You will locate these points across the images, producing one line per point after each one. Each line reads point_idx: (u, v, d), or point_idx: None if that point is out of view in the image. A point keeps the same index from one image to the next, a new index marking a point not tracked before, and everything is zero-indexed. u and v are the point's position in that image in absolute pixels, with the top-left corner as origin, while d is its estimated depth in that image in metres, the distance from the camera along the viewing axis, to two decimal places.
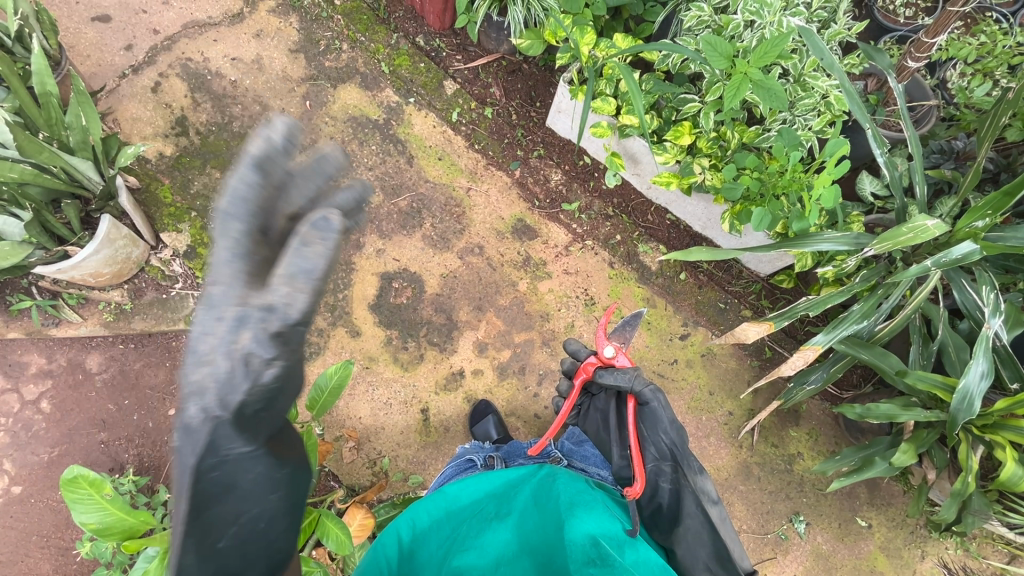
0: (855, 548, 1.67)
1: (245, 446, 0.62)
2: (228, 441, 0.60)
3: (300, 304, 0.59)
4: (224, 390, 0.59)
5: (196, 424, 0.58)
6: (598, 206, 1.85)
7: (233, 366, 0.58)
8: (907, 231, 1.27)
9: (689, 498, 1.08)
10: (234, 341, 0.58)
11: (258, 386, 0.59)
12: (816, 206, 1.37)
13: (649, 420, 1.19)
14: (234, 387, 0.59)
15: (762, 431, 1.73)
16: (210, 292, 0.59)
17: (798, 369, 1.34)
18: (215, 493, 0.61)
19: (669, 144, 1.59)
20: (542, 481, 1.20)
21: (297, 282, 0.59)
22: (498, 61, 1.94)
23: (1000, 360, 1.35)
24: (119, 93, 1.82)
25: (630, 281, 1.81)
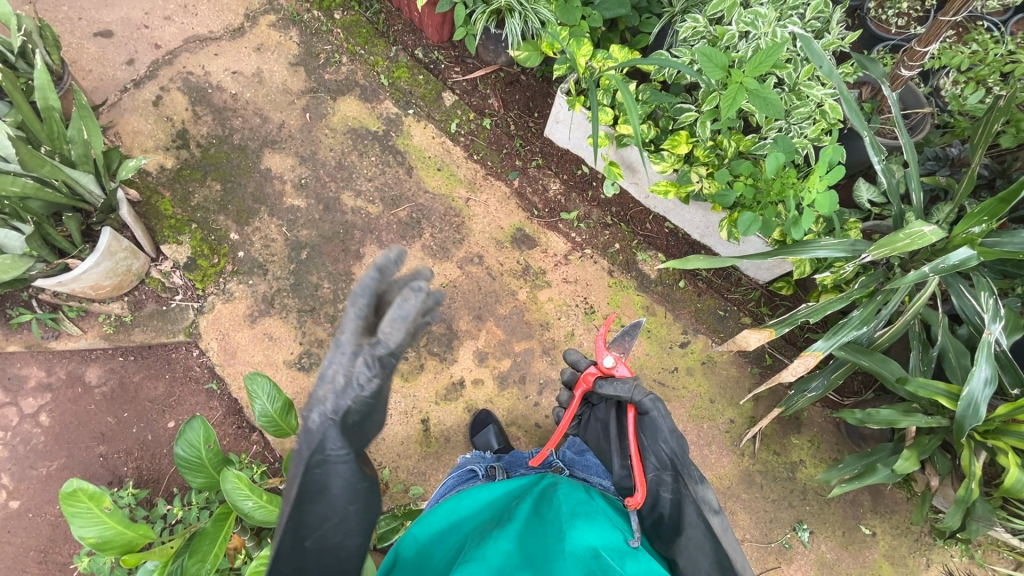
0: (859, 556, 1.66)
1: (341, 449, 0.84)
2: (332, 442, 0.83)
3: (394, 338, 0.89)
4: (338, 399, 0.87)
5: (316, 424, 0.84)
6: (597, 215, 1.86)
7: (346, 381, 0.87)
8: (904, 237, 1.28)
9: (690, 507, 1.08)
10: (350, 365, 0.88)
11: (361, 396, 0.88)
12: (810, 212, 1.38)
13: (648, 430, 1.19)
14: (345, 395, 0.87)
15: (764, 439, 1.72)
16: (338, 333, 0.89)
17: (798, 376, 1.34)
18: (313, 492, 0.80)
19: (666, 153, 1.60)
20: (543, 491, 1.20)
21: (394, 323, 0.89)
22: (496, 73, 1.96)
23: (1000, 365, 1.35)
24: (120, 107, 1.84)
25: (630, 289, 1.81)
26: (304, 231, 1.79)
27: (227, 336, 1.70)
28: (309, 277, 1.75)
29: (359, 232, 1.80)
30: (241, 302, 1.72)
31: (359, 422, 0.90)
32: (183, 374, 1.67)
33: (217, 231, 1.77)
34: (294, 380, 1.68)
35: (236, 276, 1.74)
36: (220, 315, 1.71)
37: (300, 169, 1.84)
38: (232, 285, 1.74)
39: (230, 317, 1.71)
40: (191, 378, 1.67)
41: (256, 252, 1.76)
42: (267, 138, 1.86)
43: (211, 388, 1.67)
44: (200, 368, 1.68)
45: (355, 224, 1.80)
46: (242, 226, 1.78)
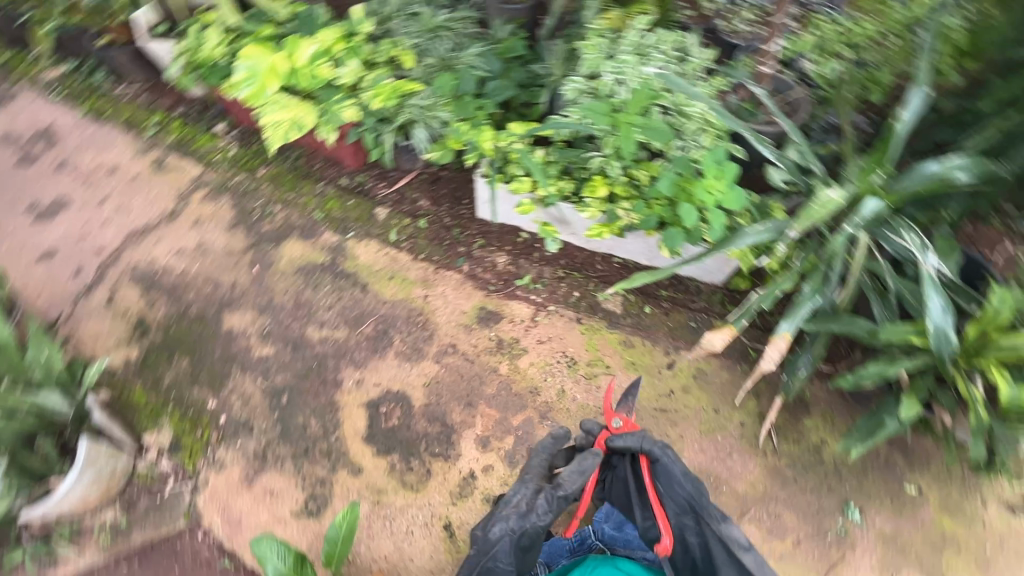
0: (916, 518, 1.62)
1: (508, 564, 1.26)
2: (502, 557, 1.26)
3: (573, 485, 1.34)
4: (518, 520, 1.30)
5: (496, 536, 1.27)
6: (549, 271, 1.93)
7: (526, 509, 1.32)
8: (817, 209, 1.37)
9: (722, 549, 1.19)
10: (533, 500, 1.34)
11: (534, 527, 1.30)
12: (719, 211, 1.49)
13: (664, 478, 1.27)
14: (524, 518, 1.30)
15: (779, 431, 1.71)
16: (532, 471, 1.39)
17: (777, 360, 1.41)
18: None
19: (589, 200, 1.72)
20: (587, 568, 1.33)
21: (574, 475, 1.35)
22: (419, 176, 2.10)
23: (953, 290, 1.41)
24: (77, 317, 1.89)
25: (601, 329, 1.86)
26: (279, 376, 1.81)
27: (228, 506, 1.65)
28: (295, 419, 1.75)
29: (332, 360, 1.83)
30: (234, 466, 1.70)
31: (528, 546, 1.30)
32: (192, 562, 1.60)
33: (194, 404, 1.77)
34: (307, 529, 1.62)
35: (223, 441, 1.73)
36: (217, 487, 1.67)
37: (261, 319, 1.89)
38: (222, 452, 1.72)
39: (227, 486, 1.68)
40: (201, 562, 1.60)
41: (238, 411, 1.76)
42: (223, 300, 1.92)
43: (224, 566, 1.60)
44: (208, 549, 1.62)
45: (326, 354, 1.83)
46: (217, 391, 1.79)
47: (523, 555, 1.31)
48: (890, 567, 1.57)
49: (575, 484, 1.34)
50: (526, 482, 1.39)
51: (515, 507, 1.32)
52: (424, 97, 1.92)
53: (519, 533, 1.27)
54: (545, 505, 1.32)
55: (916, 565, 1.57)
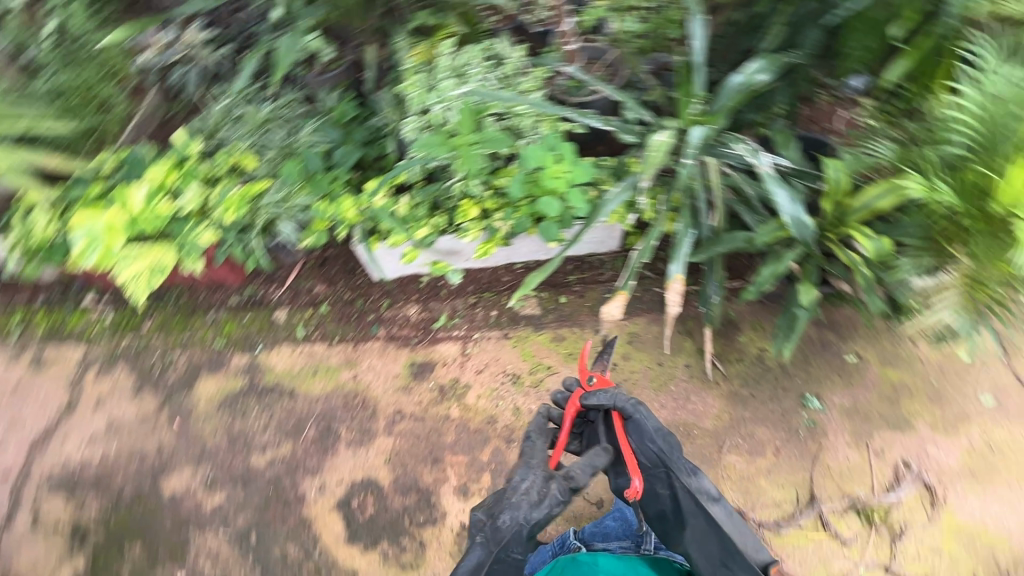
0: (866, 382, 1.71)
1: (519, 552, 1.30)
2: (513, 547, 1.28)
3: (584, 476, 1.32)
4: (529, 510, 1.29)
5: (507, 525, 1.27)
6: (462, 302, 1.94)
7: (537, 499, 1.31)
8: (651, 155, 1.44)
9: (689, 497, 1.30)
10: (546, 489, 1.32)
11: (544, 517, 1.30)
12: (575, 189, 1.51)
13: (635, 433, 1.38)
14: (534, 508, 1.29)
15: (721, 357, 1.78)
16: (538, 460, 1.36)
17: (680, 302, 1.46)
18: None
19: (466, 224, 1.76)
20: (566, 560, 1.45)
21: (585, 468, 1.34)
22: (304, 264, 2.06)
23: (799, 176, 1.50)
24: (5, 554, 1.74)
25: (531, 335, 1.88)
26: (240, 517, 1.72)
27: None
28: (272, 553, 1.67)
29: (288, 478, 1.76)
30: None
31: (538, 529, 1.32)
32: None
33: None
34: None
35: None
36: None
37: (201, 470, 1.80)
38: None
39: None
40: None
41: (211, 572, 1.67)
42: (154, 468, 1.82)
43: None
44: None
45: (279, 475, 1.76)
46: (182, 562, 1.69)
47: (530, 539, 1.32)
48: (862, 435, 1.65)
49: (587, 472, 1.34)
50: (536, 469, 1.36)
51: (526, 495, 1.31)
52: (276, 190, 1.90)
53: (532, 524, 1.27)
54: (557, 498, 1.31)
55: (883, 423, 1.66)
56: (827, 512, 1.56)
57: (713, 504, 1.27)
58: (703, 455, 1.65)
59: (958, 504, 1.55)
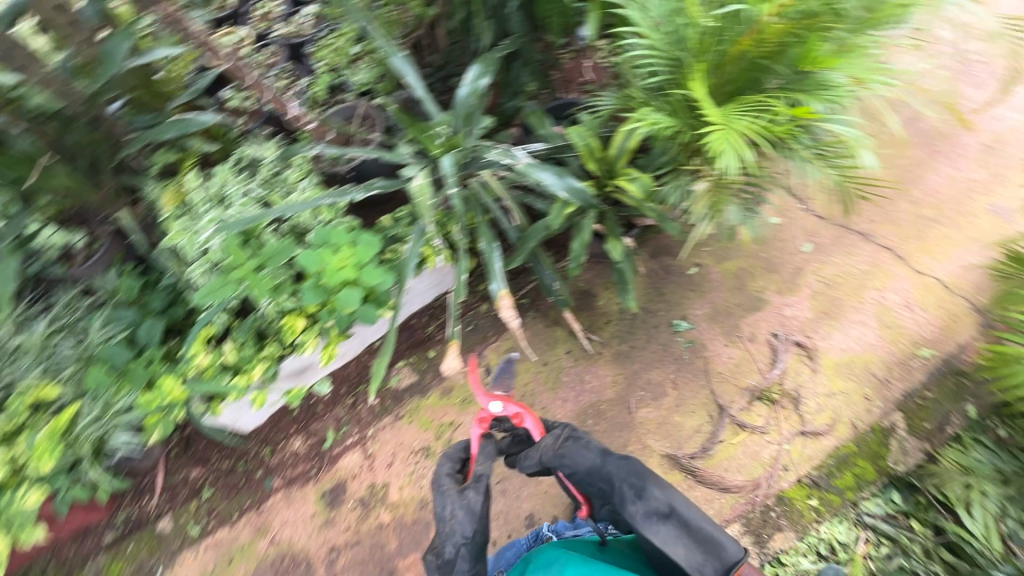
0: (714, 283, 1.84)
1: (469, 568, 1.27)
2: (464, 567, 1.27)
3: (486, 470, 1.38)
4: (464, 526, 1.29)
5: (452, 553, 1.26)
6: (342, 408, 1.85)
7: (466, 513, 1.32)
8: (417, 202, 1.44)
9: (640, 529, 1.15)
10: (465, 502, 1.33)
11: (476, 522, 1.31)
12: (367, 268, 1.51)
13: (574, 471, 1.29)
14: (466, 523, 1.29)
15: (592, 327, 1.83)
16: (443, 482, 1.37)
17: (516, 313, 1.48)
18: None
19: (301, 337, 1.66)
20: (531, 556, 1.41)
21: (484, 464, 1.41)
22: (166, 458, 1.84)
23: (557, 151, 1.57)
24: None
25: (420, 402, 1.83)
26: None
27: None
28: None
29: None
30: None
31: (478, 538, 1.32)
32: None
33: None
34: None
35: None
36: None
37: None
38: None
39: None
40: None
41: None
42: None
43: None
44: None
45: None
46: None
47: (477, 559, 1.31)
48: (732, 331, 1.78)
49: (487, 473, 1.38)
50: (449, 491, 1.35)
51: (453, 518, 1.31)
52: (88, 408, 1.63)
53: (469, 537, 1.28)
54: (478, 504, 1.33)
55: (742, 311, 1.80)
56: (737, 413, 1.67)
57: (663, 528, 1.11)
58: (618, 424, 1.70)
59: (826, 346, 1.72)
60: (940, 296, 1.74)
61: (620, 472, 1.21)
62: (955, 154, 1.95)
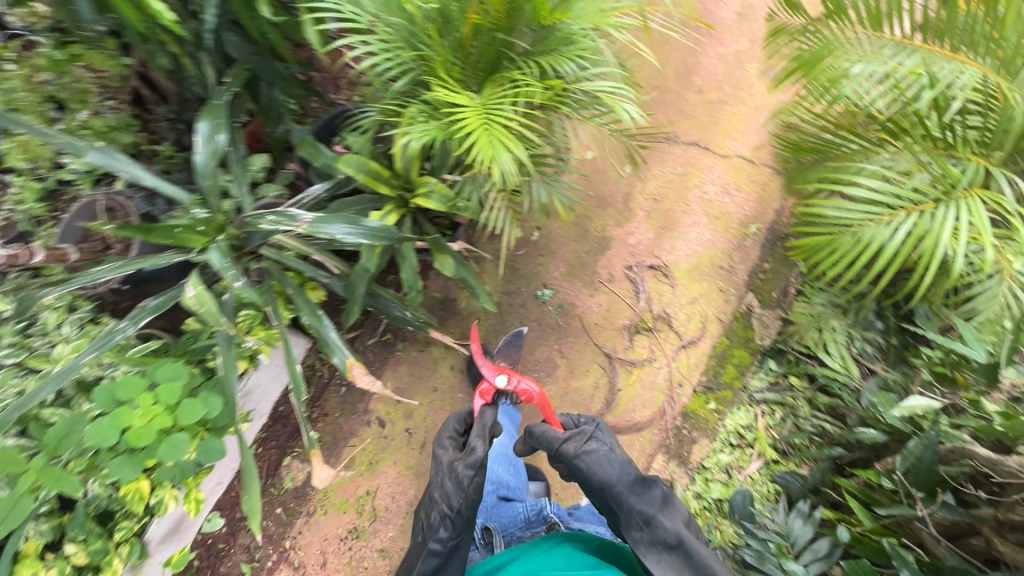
0: (559, 240, 1.81)
1: (445, 538, 1.09)
2: (442, 536, 1.09)
3: (480, 445, 1.13)
4: (451, 498, 1.09)
5: (437, 522, 1.10)
6: (246, 536, 1.61)
7: (453, 487, 1.10)
8: (205, 315, 1.19)
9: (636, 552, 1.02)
10: (454, 473, 1.12)
11: (465, 501, 1.08)
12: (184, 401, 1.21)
13: (582, 474, 1.08)
14: (453, 498, 1.09)
15: (464, 332, 1.75)
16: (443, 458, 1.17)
17: (375, 376, 1.33)
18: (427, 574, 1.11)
19: (159, 496, 1.31)
20: (547, 540, 1.23)
21: (480, 435, 1.17)
22: None
23: (339, 188, 1.39)
24: None
25: (327, 488, 1.65)
26: None
27: None
28: None
29: None
30: None
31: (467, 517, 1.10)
32: None
33: None
34: None
35: None
36: None
37: None
38: None
39: None
40: None
41: None
42: None
43: None
44: None
45: None
46: None
47: (465, 531, 1.11)
48: (593, 278, 1.79)
49: (481, 450, 1.12)
50: (446, 459, 1.18)
51: (444, 488, 1.12)
52: None
53: (454, 511, 1.08)
54: (465, 481, 1.08)
55: (595, 255, 1.80)
56: (624, 355, 1.71)
57: (666, 562, 0.97)
58: None
59: (675, 258, 1.79)
60: (746, 171, 1.87)
61: (632, 497, 1.02)
62: (715, 32, 2.02)
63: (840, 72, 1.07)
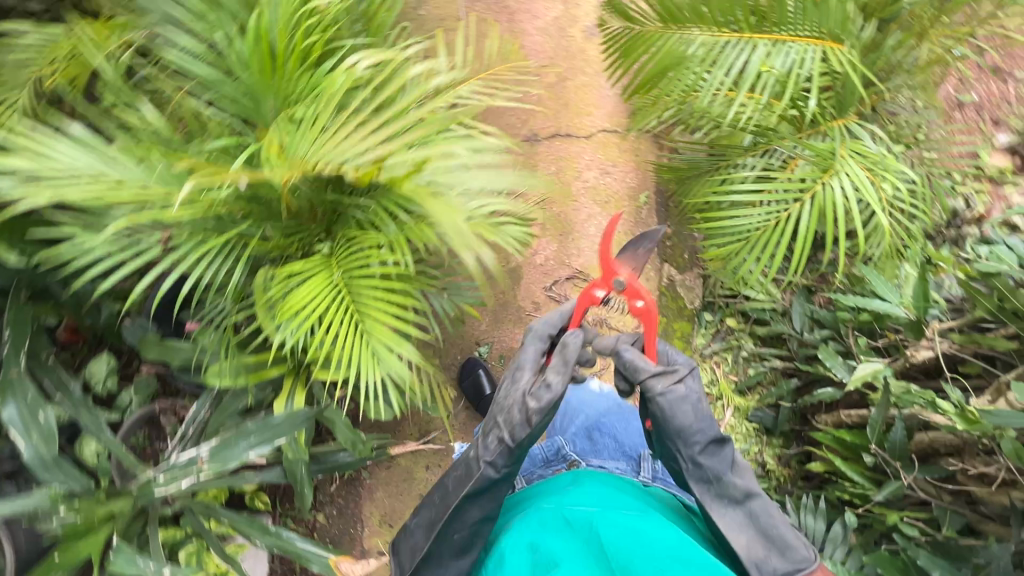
0: None
1: (497, 471, 0.89)
2: (489, 460, 0.89)
3: (558, 381, 0.90)
4: (515, 423, 0.90)
5: (486, 448, 0.91)
6: None
7: (520, 417, 0.90)
8: None
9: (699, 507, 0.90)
10: (525, 404, 0.91)
11: (535, 425, 0.89)
12: None
13: (652, 416, 0.92)
14: (516, 425, 0.89)
15: (423, 428, 1.65)
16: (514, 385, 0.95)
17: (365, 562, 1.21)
18: (460, 503, 0.89)
19: None
20: (598, 477, 1.00)
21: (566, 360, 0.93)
22: None
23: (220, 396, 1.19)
24: None
25: None
26: None
27: None
28: None
29: None
30: None
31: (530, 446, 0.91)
32: None
33: None
34: None
35: None
36: None
37: None
38: None
39: None
40: None
41: None
42: None
43: None
44: None
45: None
46: None
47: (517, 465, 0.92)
48: (520, 315, 1.71)
49: (560, 384, 0.90)
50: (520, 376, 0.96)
51: (507, 412, 0.92)
52: None
53: (513, 436, 0.88)
54: (530, 421, 0.89)
55: (512, 292, 1.72)
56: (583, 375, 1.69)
57: (738, 513, 0.88)
58: None
59: (586, 260, 1.75)
60: (614, 143, 1.81)
61: (705, 454, 0.89)
62: (527, 2, 1.83)
63: (680, 56, 1.09)
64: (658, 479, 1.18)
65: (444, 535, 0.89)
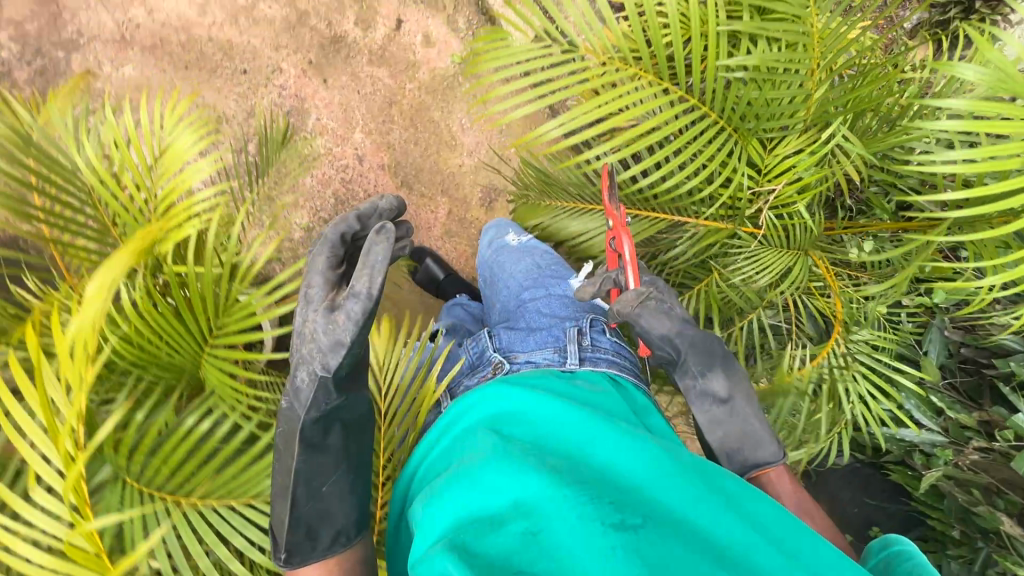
0: None
1: (334, 399, 0.71)
2: (305, 396, 0.71)
3: (361, 285, 0.64)
4: (326, 349, 0.67)
5: (305, 380, 0.70)
6: None
7: (332, 344, 0.67)
8: None
9: (696, 406, 0.85)
10: (326, 327, 0.67)
11: (342, 343, 0.67)
12: None
13: (649, 346, 0.89)
14: (332, 345, 0.67)
15: None
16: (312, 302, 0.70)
17: None
18: (315, 455, 0.73)
19: None
20: (519, 399, 0.73)
21: (360, 272, 0.65)
22: None
23: None
24: None
25: None
26: None
27: None
28: None
29: None
30: None
31: (354, 369, 0.72)
32: None
33: None
34: None
35: None
36: None
37: None
38: None
39: None
40: None
41: None
42: None
43: None
44: None
45: None
46: None
47: (354, 389, 0.73)
48: None
49: (378, 280, 0.64)
50: (313, 297, 0.70)
51: (313, 341, 0.68)
52: None
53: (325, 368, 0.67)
54: (371, 287, 0.64)
55: None
56: None
57: (714, 412, 0.84)
58: None
59: None
60: None
61: (687, 352, 0.85)
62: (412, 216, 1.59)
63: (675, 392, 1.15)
64: (587, 361, 0.90)
65: (313, 494, 0.73)
